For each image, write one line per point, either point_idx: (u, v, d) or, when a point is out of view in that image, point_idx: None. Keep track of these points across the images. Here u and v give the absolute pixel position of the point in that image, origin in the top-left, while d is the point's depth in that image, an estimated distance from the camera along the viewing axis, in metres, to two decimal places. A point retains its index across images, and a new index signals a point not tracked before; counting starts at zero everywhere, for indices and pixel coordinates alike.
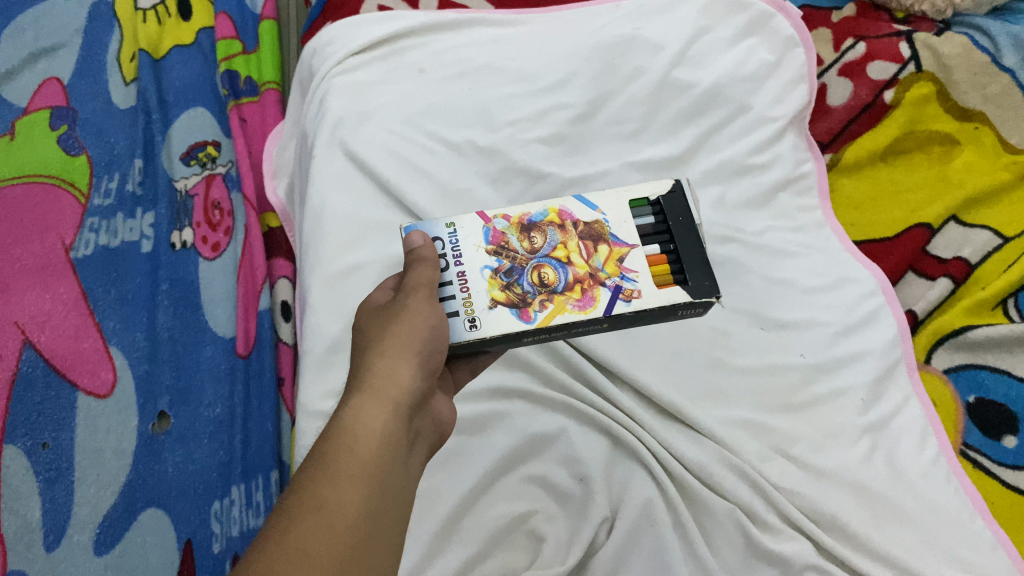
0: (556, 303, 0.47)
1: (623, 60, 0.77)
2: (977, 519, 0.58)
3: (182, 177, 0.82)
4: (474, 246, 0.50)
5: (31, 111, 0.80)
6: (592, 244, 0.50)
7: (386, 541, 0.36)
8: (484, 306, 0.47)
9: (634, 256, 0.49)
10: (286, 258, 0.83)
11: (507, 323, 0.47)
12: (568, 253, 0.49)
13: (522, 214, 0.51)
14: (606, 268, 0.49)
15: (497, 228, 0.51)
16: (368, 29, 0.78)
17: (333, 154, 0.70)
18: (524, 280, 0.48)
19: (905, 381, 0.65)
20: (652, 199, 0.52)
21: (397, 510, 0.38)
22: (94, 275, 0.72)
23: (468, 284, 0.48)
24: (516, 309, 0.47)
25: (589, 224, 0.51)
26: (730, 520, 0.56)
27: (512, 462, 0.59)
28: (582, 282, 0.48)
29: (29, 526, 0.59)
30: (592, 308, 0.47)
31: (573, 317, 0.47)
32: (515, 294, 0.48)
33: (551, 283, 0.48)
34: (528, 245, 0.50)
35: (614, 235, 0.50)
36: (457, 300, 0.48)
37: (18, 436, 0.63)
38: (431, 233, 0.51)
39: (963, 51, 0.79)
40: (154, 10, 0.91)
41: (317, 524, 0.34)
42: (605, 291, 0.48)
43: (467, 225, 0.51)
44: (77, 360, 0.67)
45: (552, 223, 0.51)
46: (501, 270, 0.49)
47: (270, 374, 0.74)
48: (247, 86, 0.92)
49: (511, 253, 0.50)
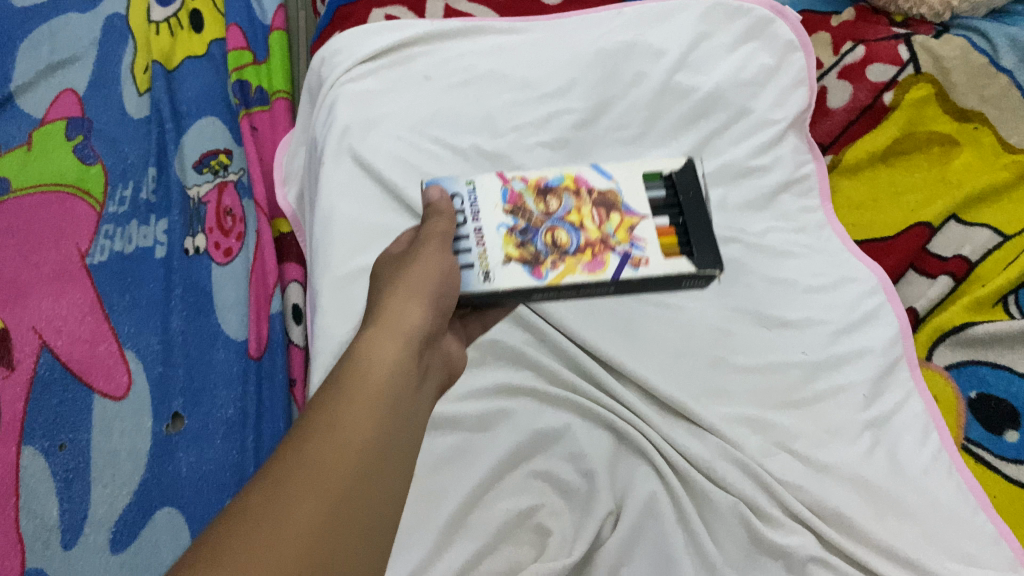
0: (567, 264, 0.54)
1: (624, 67, 0.79)
2: (978, 513, 0.59)
3: (194, 184, 0.83)
4: (492, 205, 0.57)
5: (47, 122, 0.82)
6: (604, 212, 0.56)
7: (403, 448, 0.40)
8: (497, 261, 0.54)
9: (643, 225, 0.55)
10: (298, 262, 0.83)
11: (520, 278, 0.53)
12: (580, 218, 0.56)
13: (539, 179, 0.58)
14: (617, 236, 0.55)
15: (514, 190, 0.58)
16: (375, 38, 0.80)
17: (341, 159, 0.72)
18: (538, 240, 0.55)
19: (906, 378, 0.66)
20: (666, 175, 0.59)
21: (412, 424, 0.42)
22: (109, 281, 0.74)
23: (484, 238, 0.55)
24: (529, 266, 0.54)
25: (603, 194, 0.57)
26: (733, 514, 0.57)
27: (517, 458, 0.60)
28: (592, 246, 0.55)
29: (46, 524, 0.62)
30: (601, 271, 0.53)
31: (582, 278, 0.53)
32: (529, 252, 0.54)
33: (564, 245, 0.55)
34: (544, 207, 0.57)
35: (626, 206, 0.56)
36: (472, 253, 0.54)
37: (36, 437, 0.65)
38: (452, 189, 0.58)
39: (961, 54, 0.80)
40: (166, 23, 0.93)
41: (336, 439, 0.37)
42: (614, 257, 0.54)
43: (487, 185, 0.58)
44: (92, 364, 0.69)
45: (568, 189, 0.58)
46: (516, 229, 0.55)
47: (282, 375, 0.74)
48: (257, 95, 0.92)
49: (526, 213, 0.56)
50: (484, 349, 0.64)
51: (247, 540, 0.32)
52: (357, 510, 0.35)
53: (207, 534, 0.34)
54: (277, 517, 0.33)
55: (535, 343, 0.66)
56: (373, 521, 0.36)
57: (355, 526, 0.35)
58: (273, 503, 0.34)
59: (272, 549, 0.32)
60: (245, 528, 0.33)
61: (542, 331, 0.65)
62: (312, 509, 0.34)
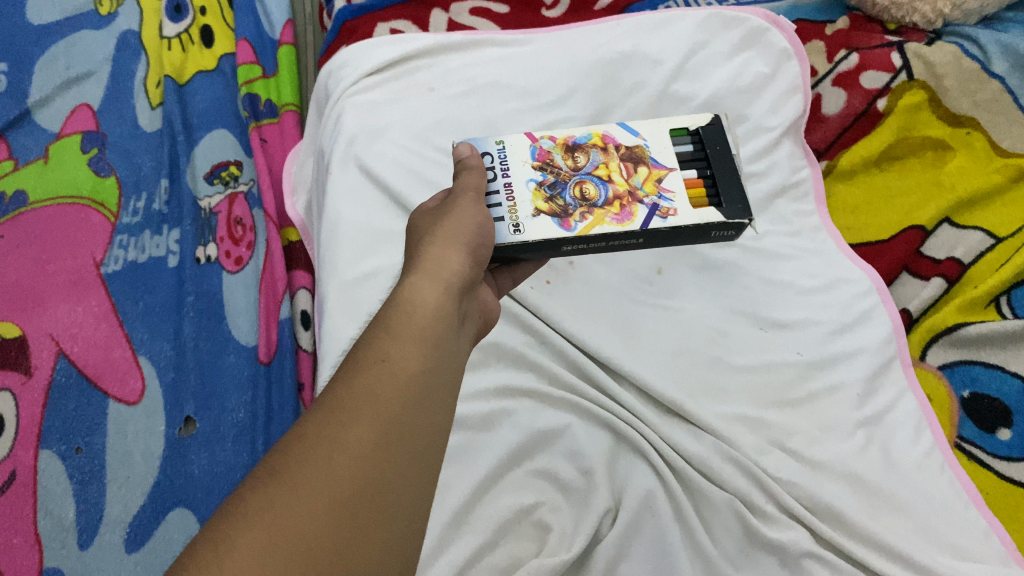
0: (596, 215, 0.53)
1: (623, 75, 0.81)
2: (969, 507, 0.60)
3: (206, 196, 0.86)
4: (521, 162, 0.56)
5: (63, 136, 0.85)
6: (632, 166, 0.55)
7: (445, 396, 0.39)
8: (528, 214, 0.53)
9: (672, 178, 0.55)
10: (306, 270, 0.85)
11: (550, 229, 0.52)
12: (609, 172, 0.55)
13: (567, 137, 0.58)
14: (645, 188, 0.54)
15: (543, 148, 0.57)
16: (380, 51, 0.83)
17: (347, 167, 0.74)
18: (566, 194, 0.54)
19: (899, 377, 0.67)
20: (692, 129, 0.58)
21: (453, 371, 0.40)
22: (123, 289, 0.76)
23: (514, 194, 0.54)
24: (558, 219, 0.53)
25: (630, 149, 0.57)
26: (729, 509, 0.58)
27: (519, 456, 0.62)
28: (620, 199, 0.53)
29: (63, 525, 0.63)
30: (629, 222, 0.52)
31: (611, 229, 0.52)
32: (558, 206, 0.53)
33: (592, 198, 0.54)
34: (572, 163, 0.56)
35: (653, 159, 0.56)
36: (503, 207, 0.53)
37: (52, 440, 0.67)
38: (481, 148, 0.57)
39: (953, 60, 0.82)
40: (178, 38, 0.96)
41: (382, 371, 0.37)
42: (643, 208, 0.53)
43: (515, 145, 0.57)
44: (107, 370, 0.71)
45: (595, 145, 0.57)
46: (545, 184, 0.55)
47: (290, 379, 0.76)
48: (266, 108, 0.96)
49: (555, 169, 0.55)
50: (486, 351, 0.66)
51: (298, 468, 0.32)
52: (406, 440, 0.35)
53: (260, 464, 0.34)
54: (326, 447, 0.33)
55: (535, 346, 0.68)
56: (422, 452, 0.36)
57: (405, 454, 0.35)
58: (323, 433, 0.34)
59: (324, 477, 0.32)
60: (285, 476, 0.32)
61: (543, 333, 0.67)
62: (362, 439, 0.34)
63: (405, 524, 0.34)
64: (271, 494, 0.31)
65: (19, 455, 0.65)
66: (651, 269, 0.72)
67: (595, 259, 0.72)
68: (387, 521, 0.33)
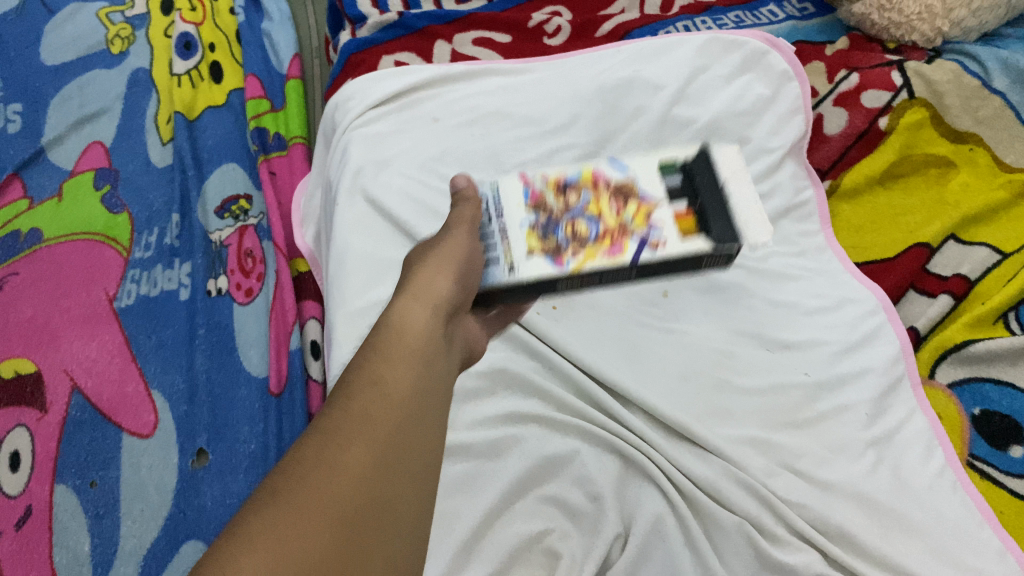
0: (587, 251, 0.47)
1: (624, 101, 0.82)
2: (983, 527, 0.60)
3: (216, 229, 0.87)
4: (515, 204, 0.51)
5: (76, 173, 0.87)
6: (621, 201, 0.49)
7: (438, 416, 0.40)
8: (521, 254, 0.48)
9: (661, 209, 0.48)
10: (315, 300, 0.86)
11: (542, 268, 0.47)
12: (600, 208, 0.49)
13: (558, 175, 0.52)
14: (636, 219, 0.47)
15: (535, 188, 0.52)
16: (385, 84, 0.84)
17: (354, 200, 0.75)
18: (559, 231, 0.48)
19: (908, 396, 0.67)
20: (680, 161, 0.50)
21: (445, 391, 0.42)
22: (135, 322, 0.77)
23: (508, 236, 0.49)
24: (549, 256, 0.47)
25: (620, 183, 0.50)
26: (739, 533, 0.58)
27: (529, 483, 0.61)
28: (611, 233, 0.47)
29: (79, 559, 0.63)
30: (621, 255, 0.46)
31: (603, 263, 0.46)
32: (550, 243, 0.48)
33: (584, 234, 0.48)
34: (562, 202, 0.50)
35: (642, 192, 0.49)
36: (496, 253, 0.49)
37: (68, 475, 0.67)
38: (476, 196, 0.53)
39: (953, 77, 0.84)
40: (188, 75, 0.98)
41: (375, 393, 0.38)
42: (633, 241, 0.46)
43: (503, 188, 0.56)
44: (121, 404, 0.72)
45: (586, 183, 0.51)
46: (538, 223, 0.49)
47: (301, 411, 0.76)
48: (275, 141, 0.97)
49: (548, 209, 0.50)
50: (492, 378, 0.67)
51: (299, 490, 0.33)
52: (403, 458, 0.36)
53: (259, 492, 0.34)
54: (325, 467, 0.34)
55: (542, 372, 0.68)
56: (419, 471, 0.37)
57: (403, 472, 0.36)
58: (322, 454, 0.35)
59: (325, 495, 0.33)
60: (290, 495, 0.33)
61: (549, 359, 0.68)
62: (361, 457, 0.35)
63: (408, 540, 0.34)
64: (274, 516, 0.32)
65: (35, 490, 0.66)
66: (656, 292, 0.73)
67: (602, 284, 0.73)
68: (390, 538, 0.33)
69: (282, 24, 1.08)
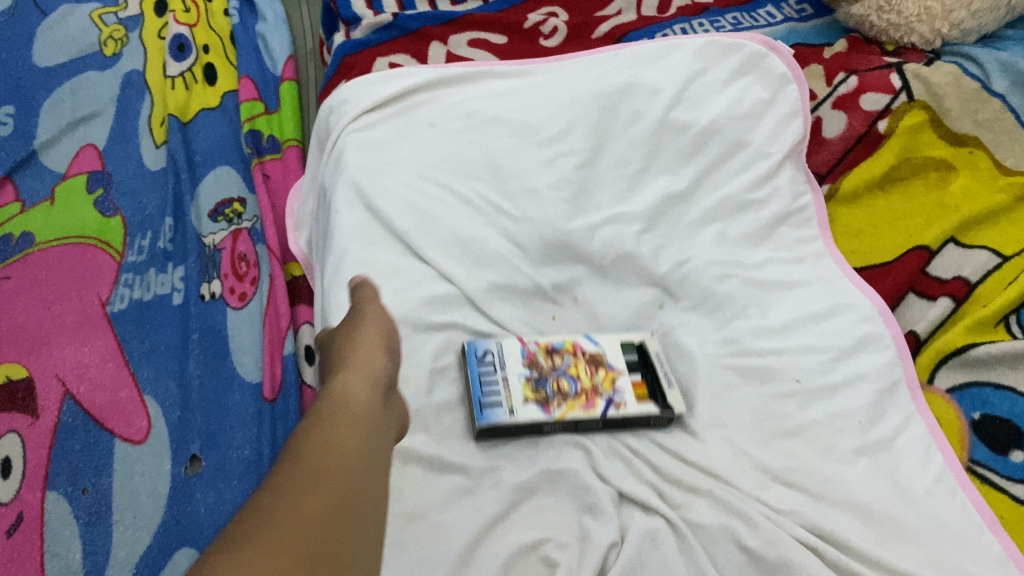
0: (568, 405, 0.63)
1: (622, 106, 0.82)
2: (985, 532, 0.59)
3: (209, 233, 0.86)
4: (514, 360, 0.65)
5: (69, 177, 0.86)
6: (594, 367, 0.66)
7: (380, 474, 0.41)
8: (519, 399, 0.62)
9: (622, 378, 0.65)
10: (310, 305, 0.85)
11: (536, 412, 0.61)
12: (577, 371, 0.65)
13: (546, 341, 0.67)
14: (603, 384, 0.64)
15: (530, 348, 0.66)
16: (379, 88, 0.83)
17: (351, 205, 0.73)
18: (547, 387, 0.64)
19: (907, 401, 0.66)
20: (636, 343, 0.68)
21: (385, 455, 0.43)
22: (128, 328, 0.76)
23: (509, 385, 0.63)
24: (540, 405, 0.62)
25: (593, 354, 0.67)
26: (736, 541, 0.57)
27: (524, 492, 0.60)
28: (586, 392, 0.64)
29: (70, 568, 0.61)
30: (593, 409, 0.62)
31: (580, 415, 0.62)
32: (541, 394, 0.63)
33: (566, 390, 0.64)
34: (551, 362, 0.66)
35: (610, 362, 0.66)
36: (499, 393, 0.62)
37: (59, 481, 0.65)
38: (482, 347, 0.66)
39: (952, 80, 0.85)
40: (182, 77, 0.97)
41: (328, 442, 0.40)
42: (602, 401, 0.63)
43: (510, 345, 0.66)
44: (113, 410, 0.70)
45: (568, 351, 0.67)
46: (532, 377, 0.64)
47: (294, 416, 0.75)
48: (269, 144, 0.97)
49: (539, 367, 0.65)
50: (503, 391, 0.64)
51: (265, 523, 0.34)
52: (353, 505, 0.37)
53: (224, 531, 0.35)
54: (283, 510, 0.35)
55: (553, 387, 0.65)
56: (371, 517, 0.38)
57: (353, 518, 0.36)
58: (283, 494, 0.36)
59: (284, 535, 0.33)
60: (249, 536, 0.33)
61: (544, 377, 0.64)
62: (315, 502, 0.35)
63: None
64: (243, 546, 0.32)
65: (26, 497, 0.64)
66: (653, 305, 0.72)
67: (601, 296, 0.73)
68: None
69: (277, 26, 1.08)
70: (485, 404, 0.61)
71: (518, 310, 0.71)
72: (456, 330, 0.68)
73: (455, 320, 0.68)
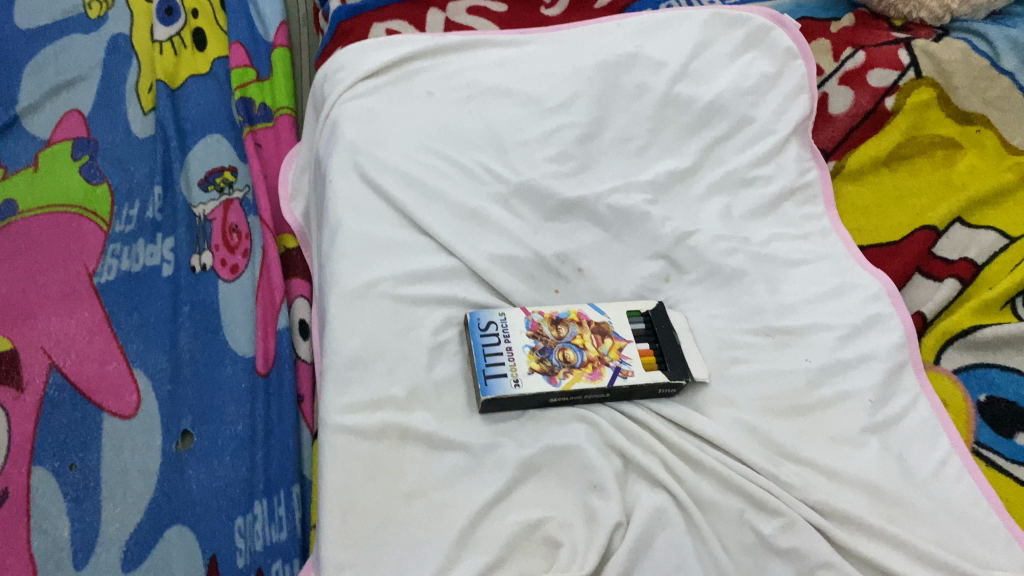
0: (575, 373, 0.61)
1: (625, 79, 0.80)
2: (989, 513, 0.59)
3: (200, 203, 0.84)
4: (518, 330, 0.62)
5: (53, 143, 0.83)
6: (600, 337, 0.63)
7: None
8: (524, 370, 0.60)
9: (629, 347, 0.63)
10: (304, 277, 0.81)
11: (541, 385, 0.59)
12: (583, 340, 0.63)
13: (551, 310, 0.65)
14: (609, 353, 0.62)
15: (535, 319, 0.64)
16: (375, 55, 0.81)
17: (348, 176, 0.71)
18: (552, 356, 0.61)
19: (912, 382, 0.66)
20: (644, 311, 0.66)
21: None
22: (116, 299, 0.74)
23: (513, 355, 0.61)
24: (546, 376, 0.60)
25: (598, 323, 0.64)
26: (742, 521, 0.56)
27: (529, 469, 0.58)
28: (592, 361, 0.62)
29: (58, 544, 0.60)
30: (600, 379, 0.60)
31: (586, 385, 0.60)
32: (547, 365, 0.61)
33: (572, 360, 0.62)
34: (556, 332, 0.63)
35: (616, 331, 0.64)
36: (504, 365, 0.60)
37: (45, 457, 0.64)
38: (485, 317, 0.63)
39: (961, 57, 0.83)
40: (170, 41, 0.94)
41: None
42: (609, 369, 0.61)
43: (513, 315, 0.64)
44: (101, 384, 0.68)
45: (573, 320, 0.64)
46: (537, 348, 0.62)
47: (290, 391, 0.72)
48: (261, 113, 0.93)
49: (544, 337, 0.63)
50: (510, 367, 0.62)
51: None
52: None
53: None
54: None
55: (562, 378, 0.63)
56: None
57: None
58: None
59: None
60: None
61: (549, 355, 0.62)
62: None
63: None
64: None
65: (11, 473, 0.62)
66: (659, 278, 0.70)
67: (605, 269, 0.70)
68: None
69: None
70: (490, 376, 0.59)
71: (520, 283, 0.68)
72: (459, 306, 0.66)
73: (457, 295, 0.66)
